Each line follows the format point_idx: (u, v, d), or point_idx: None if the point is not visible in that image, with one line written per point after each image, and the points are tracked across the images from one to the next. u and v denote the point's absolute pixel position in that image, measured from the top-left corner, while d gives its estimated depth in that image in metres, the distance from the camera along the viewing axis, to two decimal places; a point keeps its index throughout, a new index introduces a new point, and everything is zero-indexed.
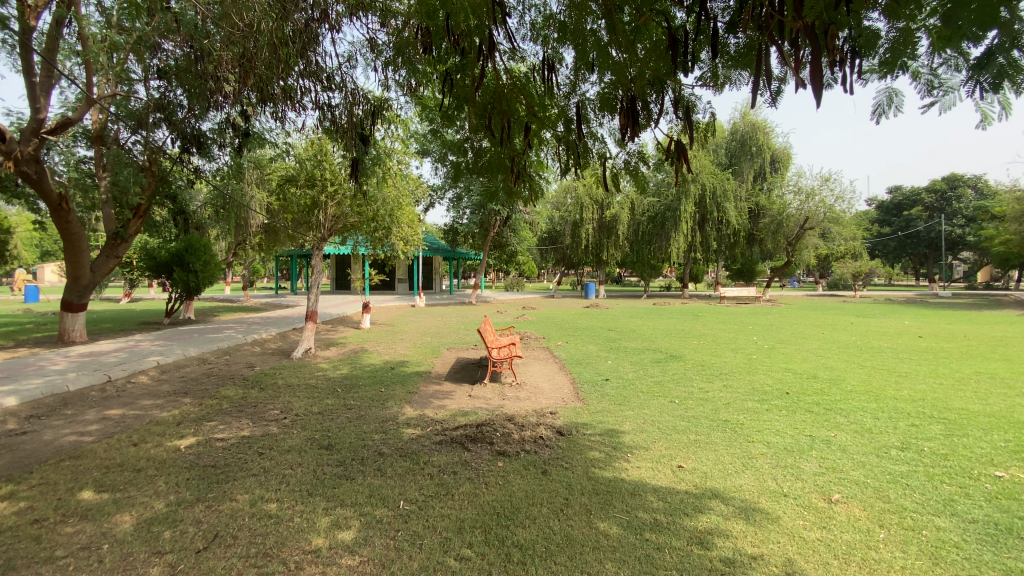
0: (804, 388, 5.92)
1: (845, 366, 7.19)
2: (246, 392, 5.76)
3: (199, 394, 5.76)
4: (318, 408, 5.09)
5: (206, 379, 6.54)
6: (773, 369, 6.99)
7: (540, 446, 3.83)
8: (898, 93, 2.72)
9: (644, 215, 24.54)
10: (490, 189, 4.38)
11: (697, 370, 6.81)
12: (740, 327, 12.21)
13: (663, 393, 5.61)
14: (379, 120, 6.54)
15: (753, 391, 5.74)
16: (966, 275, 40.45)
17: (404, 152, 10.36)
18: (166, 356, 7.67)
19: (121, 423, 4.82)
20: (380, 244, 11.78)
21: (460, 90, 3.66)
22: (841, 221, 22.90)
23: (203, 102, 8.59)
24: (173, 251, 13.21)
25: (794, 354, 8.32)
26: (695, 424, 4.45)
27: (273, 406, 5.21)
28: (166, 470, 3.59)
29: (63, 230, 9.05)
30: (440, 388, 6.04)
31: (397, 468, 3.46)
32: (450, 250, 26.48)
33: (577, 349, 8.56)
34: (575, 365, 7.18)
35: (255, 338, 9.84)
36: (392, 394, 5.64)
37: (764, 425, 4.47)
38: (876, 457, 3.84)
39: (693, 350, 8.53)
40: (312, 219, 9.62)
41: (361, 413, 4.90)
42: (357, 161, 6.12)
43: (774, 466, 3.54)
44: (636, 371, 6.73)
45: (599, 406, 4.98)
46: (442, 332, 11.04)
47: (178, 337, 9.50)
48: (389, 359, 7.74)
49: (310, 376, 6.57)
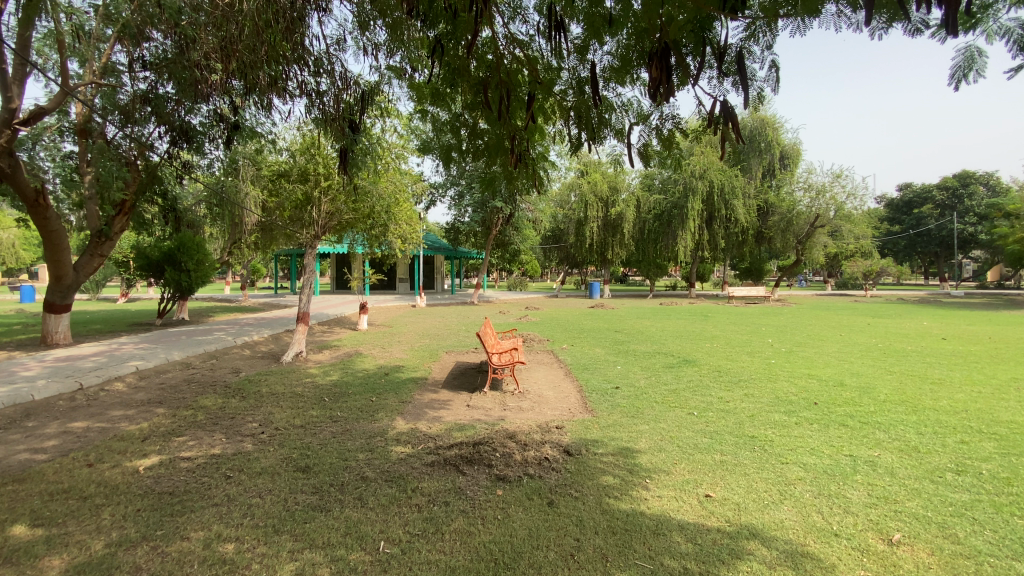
0: (833, 397, 5.42)
1: (872, 373, 6.68)
2: (225, 402, 5.29)
3: (174, 404, 5.30)
4: (301, 421, 4.62)
5: (185, 386, 6.08)
6: (795, 376, 6.48)
7: (545, 469, 3.35)
8: (982, 53, 2.36)
9: (650, 213, 23.99)
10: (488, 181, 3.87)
11: (714, 377, 6.31)
12: (753, 329, 11.68)
13: (680, 403, 5.11)
14: (372, 108, 6.11)
15: (778, 401, 5.24)
16: (977, 274, 39.73)
17: (399, 145, 9.92)
18: (147, 360, 7.23)
19: (83, 438, 4.37)
20: (375, 242, 11.35)
21: (452, 61, 3.21)
22: (853, 219, 22.29)
23: (191, 94, 8.16)
24: (164, 250, 12.79)
25: (815, 358, 7.81)
26: (720, 442, 3.97)
27: (251, 418, 4.75)
28: (117, 499, 3.14)
29: (41, 227, 8.62)
30: (436, 396, 5.57)
31: (380, 498, 3.00)
32: (451, 248, 25.96)
33: (583, 353, 8.04)
34: (582, 370, 6.69)
35: (246, 341, 9.39)
36: (384, 404, 5.17)
37: (797, 443, 3.98)
38: (930, 482, 3.35)
39: (707, 354, 8.02)
40: (304, 216, 9.18)
41: (346, 427, 4.43)
42: (347, 153, 5.66)
43: (817, 496, 3.05)
44: (648, 378, 6.23)
45: (610, 419, 4.50)
46: (441, 334, 10.55)
47: (164, 340, 9.05)
48: (383, 364, 7.27)
49: (296, 383, 6.11)
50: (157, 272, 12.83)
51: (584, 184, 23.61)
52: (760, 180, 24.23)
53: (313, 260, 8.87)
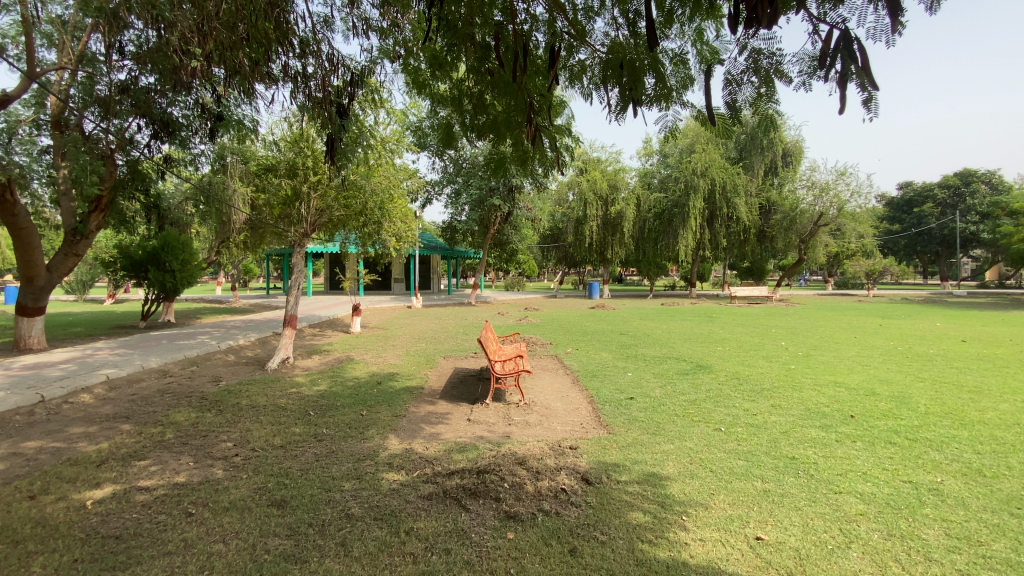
0: (869, 409, 4.96)
1: (904, 381, 6.22)
2: (199, 417, 4.77)
3: (142, 420, 4.77)
4: (282, 440, 4.11)
5: (158, 398, 5.55)
6: (821, 383, 6.02)
7: (563, 504, 2.85)
8: None
9: (650, 211, 23.55)
10: (495, 167, 3.30)
11: (734, 385, 5.83)
12: (762, 331, 11.22)
13: (704, 416, 4.63)
14: (362, 94, 5.60)
15: (811, 414, 4.77)
16: (976, 273, 39.53)
17: (394, 138, 9.38)
18: (121, 368, 6.69)
19: (32, 461, 3.85)
20: (367, 241, 10.76)
21: (454, 17, 2.61)
22: (857, 218, 21.91)
23: (172, 83, 7.64)
24: (147, 249, 12.21)
25: (836, 363, 7.36)
26: (757, 465, 3.49)
27: (226, 436, 4.24)
28: (54, 545, 2.62)
29: (9, 225, 8.06)
30: (434, 409, 5.08)
31: (369, 544, 2.50)
32: (448, 248, 25.47)
33: (590, 358, 7.55)
34: (590, 378, 6.20)
35: (231, 346, 8.84)
36: (375, 418, 4.66)
37: (845, 467, 3.51)
38: (1012, 516, 2.89)
39: (722, 359, 7.53)
40: (292, 212, 8.65)
41: (333, 447, 3.92)
42: (336, 141, 5.17)
43: (888, 539, 2.60)
44: (663, 387, 5.74)
45: (629, 437, 4.02)
46: (438, 337, 10.01)
47: (142, 345, 8.49)
48: (376, 371, 6.76)
49: (280, 393, 5.59)
50: (139, 272, 12.24)
51: (584, 182, 23.18)
52: (762, 178, 23.85)
53: (302, 260, 8.33)
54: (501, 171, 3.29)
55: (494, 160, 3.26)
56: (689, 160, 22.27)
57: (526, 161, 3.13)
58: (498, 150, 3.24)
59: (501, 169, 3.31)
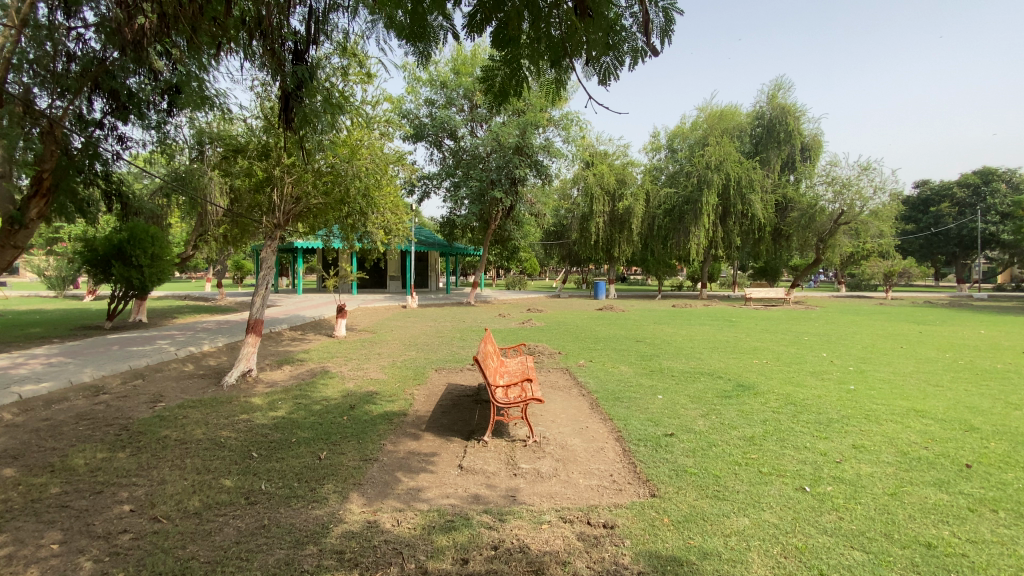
0: (982, 455, 3.81)
1: (997, 409, 5.07)
2: (107, 460, 3.63)
3: (30, 462, 3.62)
4: (200, 504, 2.96)
5: (69, 427, 4.39)
6: (900, 413, 4.86)
7: None
8: None
9: (660, 207, 22.33)
10: (496, 94, 2.82)
11: (794, 415, 4.66)
12: (793, 338, 10.04)
13: (774, 466, 3.49)
14: (331, 46, 4.47)
15: (910, 463, 3.64)
16: (990, 273, 38.37)
17: (384, 120, 8.38)
18: (41, 383, 5.52)
19: None
20: (352, 235, 9.55)
21: None
22: (880, 216, 20.76)
23: (122, 50, 6.56)
24: (111, 241, 11.02)
25: (900, 382, 6.20)
26: (885, 566, 2.35)
27: (126, 497, 3.09)
28: None
29: None
30: (417, 448, 3.91)
31: None
32: (446, 244, 24.27)
33: (608, 374, 6.37)
34: (613, 402, 5.04)
35: (192, 353, 7.67)
36: (337, 465, 3.51)
37: (1014, 567, 2.40)
38: None
39: (763, 376, 6.38)
40: (261, 198, 7.51)
41: (265, 519, 2.76)
42: (294, 94, 4.28)
43: None
44: (706, 417, 4.59)
45: (684, 506, 2.88)
46: (430, 345, 8.85)
47: (88, 352, 7.34)
48: (352, 389, 5.60)
49: (224, 421, 4.44)
50: (104, 268, 11.08)
51: (591, 176, 22.12)
52: (778, 174, 22.74)
53: (273, 254, 7.20)
54: (503, 101, 2.86)
55: (489, 85, 2.79)
56: (702, 154, 21.05)
57: (559, 56, 2.55)
58: (497, 73, 2.71)
59: (504, 99, 2.88)
